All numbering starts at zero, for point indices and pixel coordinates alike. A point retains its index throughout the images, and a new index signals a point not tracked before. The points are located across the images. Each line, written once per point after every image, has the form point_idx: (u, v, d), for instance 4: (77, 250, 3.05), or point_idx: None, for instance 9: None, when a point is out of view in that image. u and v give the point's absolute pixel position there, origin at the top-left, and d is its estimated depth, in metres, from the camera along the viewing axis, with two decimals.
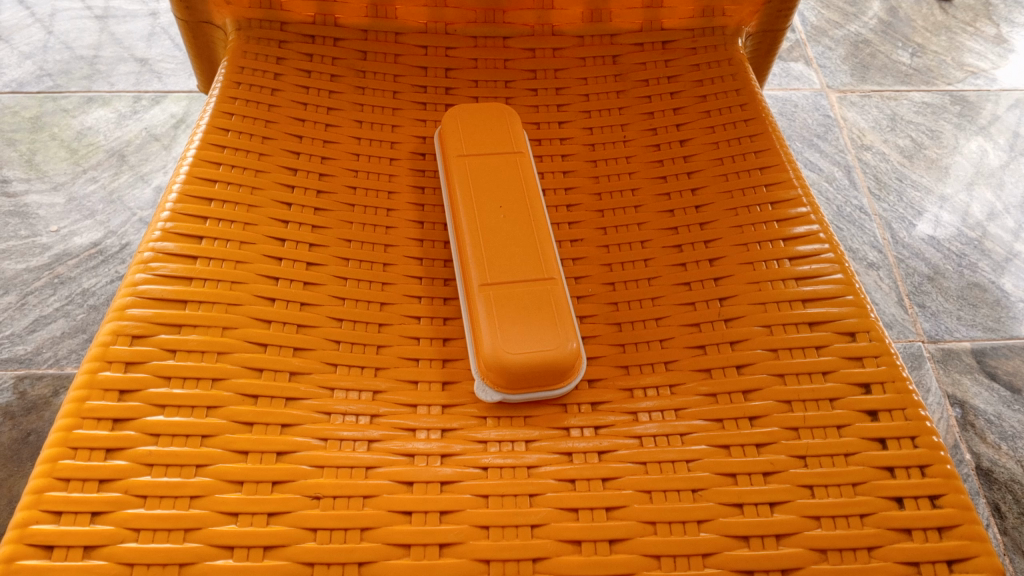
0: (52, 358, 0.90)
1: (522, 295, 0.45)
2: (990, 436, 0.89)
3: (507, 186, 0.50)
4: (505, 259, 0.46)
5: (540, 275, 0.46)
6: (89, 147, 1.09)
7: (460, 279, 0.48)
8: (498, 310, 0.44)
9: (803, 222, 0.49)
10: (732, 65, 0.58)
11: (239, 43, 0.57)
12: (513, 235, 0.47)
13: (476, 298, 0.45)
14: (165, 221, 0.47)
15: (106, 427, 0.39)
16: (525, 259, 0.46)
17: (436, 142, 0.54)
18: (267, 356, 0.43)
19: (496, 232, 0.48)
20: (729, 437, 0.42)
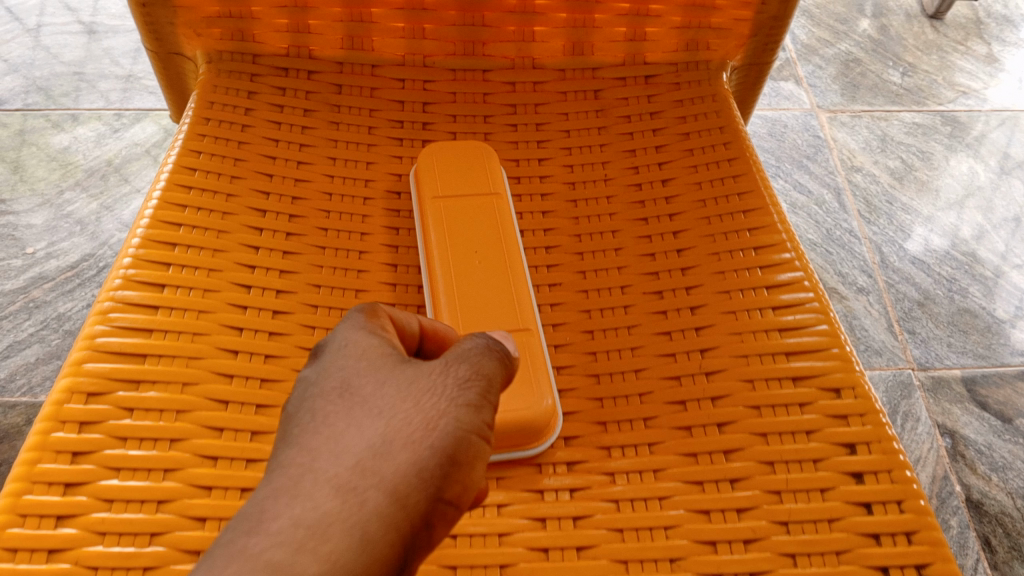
0: (26, 386, 0.88)
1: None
2: (980, 467, 0.88)
3: (485, 231, 0.49)
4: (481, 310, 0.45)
5: (516, 329, 0.45)
6: (68, 165, 1.07)
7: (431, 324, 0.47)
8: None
9: (787, 269, 0.48)
10: (716, 101, 0.56)
11: (209, 76, 0.55)
12: (489, 285, 0.47)
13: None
14: (127, 267, 0.45)
15: (58, 492, 0.38)
16: (501, 311, 0.46)
17: (410, 180, 0.52)
18: (229, 415, 0.41)
19: (471, 283, 0.47)
20: (709, 502, 0.40)
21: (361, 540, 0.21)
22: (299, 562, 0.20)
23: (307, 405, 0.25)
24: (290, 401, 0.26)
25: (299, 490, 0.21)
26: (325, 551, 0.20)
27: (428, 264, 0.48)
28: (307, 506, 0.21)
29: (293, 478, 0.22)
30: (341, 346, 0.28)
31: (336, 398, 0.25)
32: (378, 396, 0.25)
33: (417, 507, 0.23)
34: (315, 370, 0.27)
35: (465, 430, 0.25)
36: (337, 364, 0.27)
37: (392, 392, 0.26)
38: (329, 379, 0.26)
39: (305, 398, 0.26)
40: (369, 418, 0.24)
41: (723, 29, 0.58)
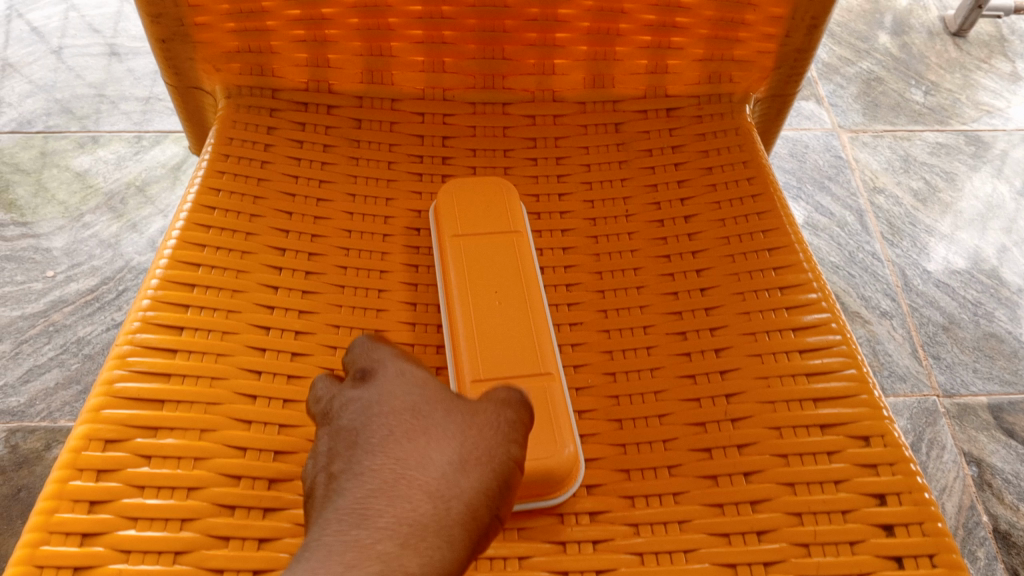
0: (45, 411, 0.89)
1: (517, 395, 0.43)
2: (1008, 497, 0.86)
3: (505, 271, 0.48)
4: (501, 354, 0.45)
5: (537, 374, 0.44)
6: (88, 189, 1.07)
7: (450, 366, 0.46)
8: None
9: (814, 309, 0.47)
10: (739, 135, 0.56)
11: (229, 111, 0.55)
12: (509, 327, 0.46)
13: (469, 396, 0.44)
14: (145, 309, 0.45)
15: (75, 543, 0.37)
16: (521, 354, 0.45)
17: (431, 216, 0.52)
18: (246, 462, 0.41)
19: (491, 324, 0.46)
20: (736, 555, 0.39)
21: (447, 541, 0.29)
22: (408, 552, 0.28)
23: (384, 431, 0.34)
24: (370, 424, 0.34)
25: (399, 499, 0.30)
26: (423, 546, 0.29)
27: (447, 304, 0.47)
28: (405, 510, 0.30)
29: (393, 490, 0.30)
30: (397, 384, 0.37)
31: (412, 426, 0.34)
32: (444, 428, 0.34)
33: (477, 514, 0.31)
34: (381, 402, 0.36)
35: (504, 458, 0.34)
36: (399, 399, 0.36)
37: (448, 425, 0.34)
38: (407, 408, 0.35)
39: (379, 426, 0.34)
40: (433, 447, 0.33)
41: (747, 61, 0.57)
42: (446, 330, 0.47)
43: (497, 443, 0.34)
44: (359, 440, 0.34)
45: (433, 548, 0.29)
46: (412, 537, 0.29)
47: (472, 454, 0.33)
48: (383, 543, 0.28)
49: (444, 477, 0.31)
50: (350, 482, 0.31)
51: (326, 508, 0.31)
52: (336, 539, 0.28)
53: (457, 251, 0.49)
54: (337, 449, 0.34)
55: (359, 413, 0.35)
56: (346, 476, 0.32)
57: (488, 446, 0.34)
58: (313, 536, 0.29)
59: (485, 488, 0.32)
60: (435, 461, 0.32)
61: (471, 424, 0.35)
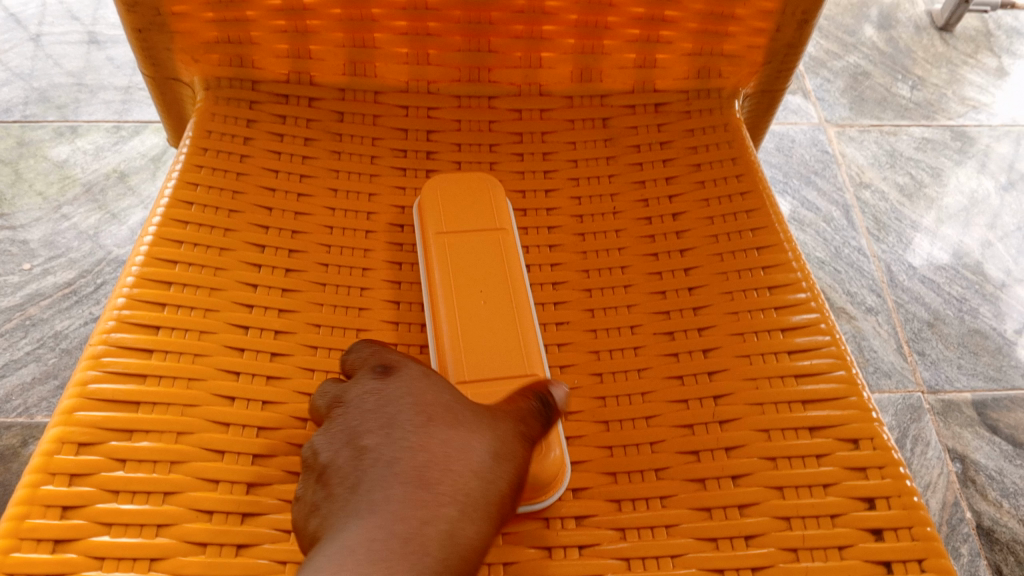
0: (22, 407, 0.87)
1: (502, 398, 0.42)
2: (991, 493, 0.86)
3: (491, 270, 0.47)
4: (485, 354, 0.44)
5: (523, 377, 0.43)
6: (66, 180, 1.05)
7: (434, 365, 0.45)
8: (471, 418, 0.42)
9: (802, 310, 0.47)
10: (729, 131, 0.55)
11: (208, 103, 0.54)
12: (494, 328, 0.45)
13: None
14: (121, 307, 0.43)
15: (46, 550, 0.36)
16: (508, 355, 0.44)
17: (414, 213, 0.51)
18: (224, 466, 0.40)
19: (476, 324, 0.45)
20: (724, 560, 0.39)
21: (492, 513, 0.33)
22: (466, 522, 0.31)
23: (416, 404, 0.36)
24: (409, 397, 0.36)
25: (454, 472, 0.33)
26: (477, 516, 0.32)
27: (431, 302, 0.46)
28: (461, 482, 0.32)
29: (447, 463, 0.33)
30: (416, 365, 0.38)
31: (453, 405, 0.36)
32: (482, 410, 0.36)
33: (512, 488, 0.34)
34: (404, 378, 0.37)
35: (532, 437, 0.36)
36: (421, 378, 0.37)
37: (475, 405, 0.37)
38: (443, 389, 0.37)
39: (409, 398, 0.36)
40: (470, 422, 0.35)
41: (736, 56, 0.56)
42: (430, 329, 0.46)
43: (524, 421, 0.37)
44: (390, 409, 0.35)
45: (484, 518, 0.32)
46: (469, 505, 0.32)
47: (508, 426, 0.35)
48: (446, 508, 0.31)
49: (486, 451, 0.34)
50: (394, 447, 0.33)
51: (371, 471, 0.33)
52: (402, 502, 0.31)
53: (441, 248, 0.48)
54: (363, 416, 0.35)
55: (383, 386, 0.37)
56: (387, 440, 0.34)
57: (519, 423, 0.36)
58: (375, 495, 0.31)
59: (518, 463, 0.35)
60: (476, 434, 0.34)
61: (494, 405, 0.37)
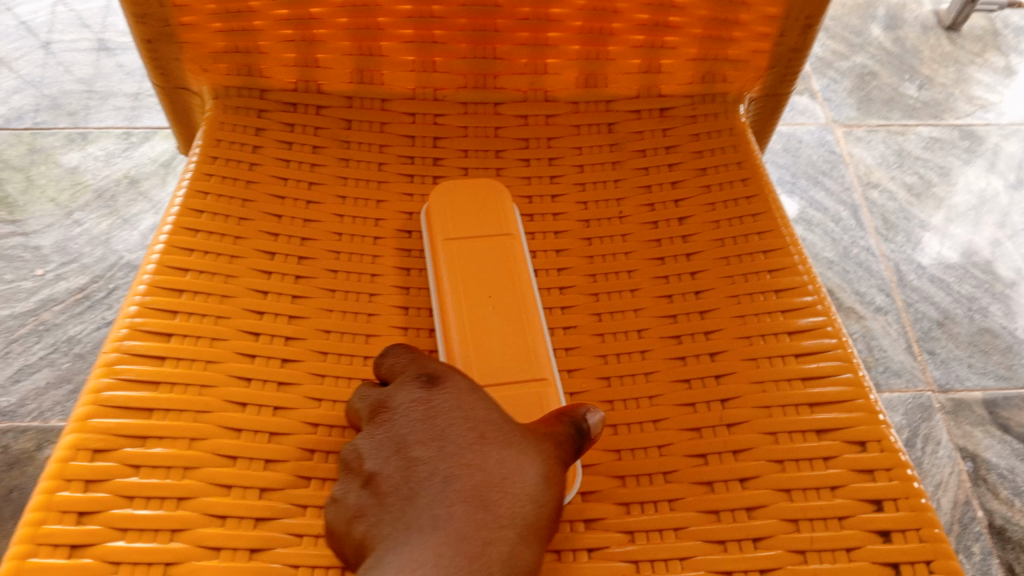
0: (36, 411, 0.88)
1: (512, 404, 0.43)
2: (1002, 492, 0.86)
3: (499, 276, 0.48)
4: (494, 360, 0.44)
5: (533, 383, 0.44)
6: (77, 186, 1.06)
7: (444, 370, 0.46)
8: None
9: (809, 313, 0.47)
10: (734, 134, 0.55)
11: (217, 112, 0.54)
12: (503, 334, 0.45)
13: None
14: (133, 315, 0.44)
15: (63, 555, 0.36)
16: (518, 361, 0.44)
17: (422, 218, 0.51)
18: (236, 471, 0.40)
19: (485, 330, 0.45)
20: (732, 562, 0.39)
21: (541, 535, 0.33)
22: (522, 544, 0.32)
23: (466, 417, 0.36)
24: (460, 411, 0.36)
25: (510, 492, 0.33)
26: (531, 538, 0.33)
27: (440, 309, 0.47)
28: (517, 503, 0.33)
29: (503, 482, 0.33)
30: (459, 376, 0.39)
31: (502, 421, 0.36)
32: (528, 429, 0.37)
33: (555, 509, 0.35)
34: (451, 390, 0.37)
35: (571, 458, 0.37)
36: (468, 390, 0.38)
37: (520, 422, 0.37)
38: (490, 404, 0.37)
39: (458, 411, 0.36)
40: (519, 439, 0.36)
41: (741, 60, 0.56)
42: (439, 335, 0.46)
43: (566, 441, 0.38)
44: (440, 422, 0.36)
45: (536, 541, 0.33)
46: (524, 526, 0.33)
47: (552, 446, 0.36)
48: (506, 529, 0.32)
49: (536, 472, 0.35)
50: (450, 462, 0.34)
51: (428, 485, 0.33)
52: (465, 521, 0.31)
53: (449, 255, 0.48)
54: (412, 428, 0.36)
55: (429, 397, 0.37)
56: (441, 454, 0.34)
57: (560, 445, 0.37)
58: (436, 511, 0.32)
59: (560, 485, 0.36)
60: (526, 453, 0.35)
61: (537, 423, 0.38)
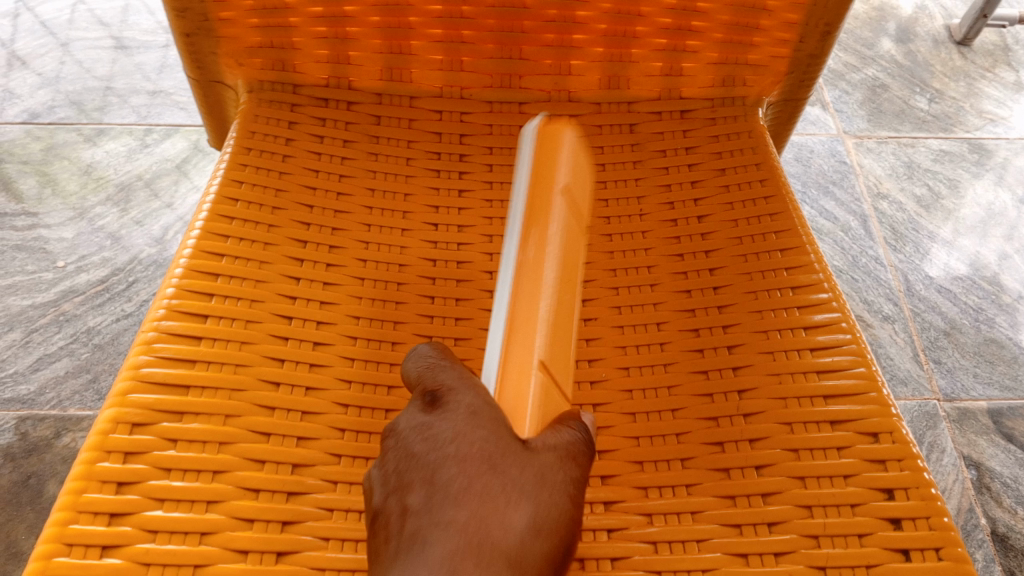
0: (55, 399, 0.90)
1: (553, 408, 0.38)
2: (1006, 500, 0.87)
3: (575, 264, 0.43)
4: (556, 352, 0.39)
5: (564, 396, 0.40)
6: (98, 180, 1.08)
7: (505, 311, 0.38)
8: (526, 418, 0.35)
9: (824, 309, 0.48)
10: (753, 137, 0.57)
11: (251, 105, 0.56)
12: (563, 327, 0.41)
13: (528, 378, 0.36)
14: (170, 297, 0.46)
15: (103, 522, 0.38)
16: (563, 365, 0.40)
17: (522, 146, 0.43)
18: (270, 447, 0.42)
19: (558, 312, 0.40)
20: (748, 545, 0.41)
21: None
22: None
23: (459, 458, 0.31)
24: (454, 450, 0.32)
25: (486, 557, 0.28)
26: None
27: (527, 261, 0.39)
28: (493, 568, 0.28)
29: (480, 543, 0.28)
30: (467, 400, 0.34)
31: (496, 462, 0.31)
32: (524, 474, 0.32)
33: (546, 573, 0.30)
34: (452, 421, 0.33)
35: (567, 506, 0.32)
36: (468, 420, 0.33)
37: (518, 461, 0.32)
38: (489, 440, 0.32)
39: (452, 449, 0.32)
40: (511, 486, 0.31)
41: (760, 65, 0.58)
42: (508, 287, 0.39)
43: (567, 484, 0.33)
44: (433, 462, 0.31)
45: None
46: None
47: (547, 490, 0.32)
48: None
49: (523, 529, 0.30)
50: (431, 516, 0.30)
51: (406, 545, 0.29)
52: None
53: (562, 213, 0.42)
54: (408, 468, 0.32)
55: (429, 429, 0.33)
56: (425, 507, 0.30)
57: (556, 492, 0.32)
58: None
59: (556, 542, 0.31)
60: (514, 505, 0.30)
61: (539, 461, 0.33)
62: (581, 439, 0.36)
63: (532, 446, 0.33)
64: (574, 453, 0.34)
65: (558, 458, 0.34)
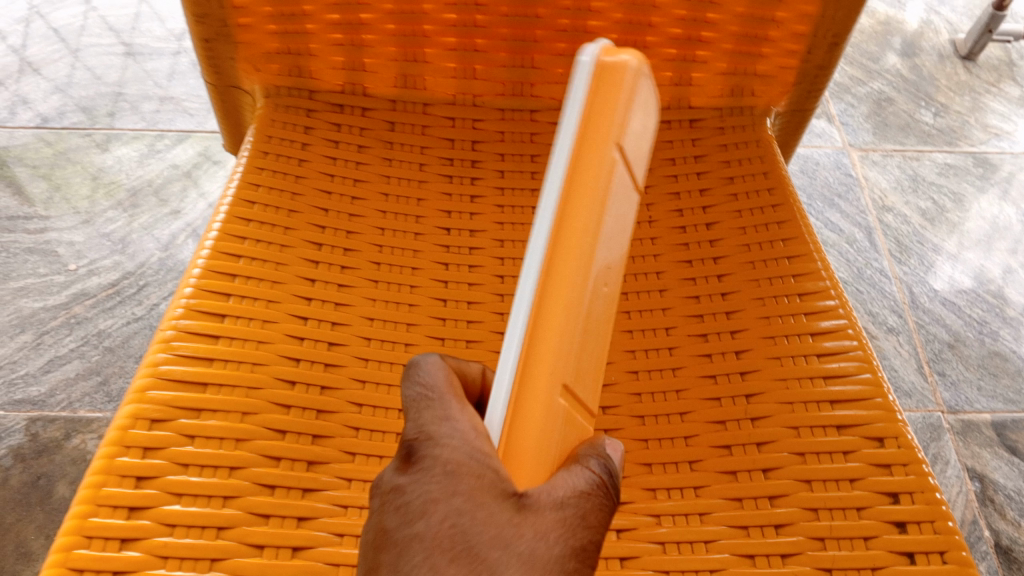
0: (65, 401, 0.91)
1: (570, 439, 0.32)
2: (1009, 513, 0.87)
3: (617, 239, 0.34)
4: (583, 367, 0.32)
5: (585, 411, 0.34)
6: (110, 185, 1.10)
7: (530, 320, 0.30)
8: (534, 470, 0.29)
9: (831, 315, 0.49)
10: (760, 147, 0.58)
11: (268, 111, 0.57)
12: (596, 328, 0.33)
13: (553, 415, 0.29)
14: (188, 296, 0.46)
15: (122, 516, 0.39)
16: (589, 377, 0.33)
17: (571, 89, 0.32)
18: (285, 444, 0.43)
19: (593, 314, 0.32)
20: (754, 547, 0.42)
21: None
22: None
23: (431, 538, 0.27)
24: (428, 527, 0.27)
25: None
26: None
27: (563, 249, 0.30)
28: None
29: None
30: (454, 451, 0.29)
31: (475, 537, 0.27)
32: (509, 553, 0.26)
33: None
34: (433, 487, 0.28)
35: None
36: (449, 481, 0.28)
37: (504, 537, 0.27)
38: (471, 509, 0.27)
39: (426, 526, 0.27)
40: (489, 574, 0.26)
41: (769, 76, 0.59)
42: (535, 285, 0.30)
43: (567, 558, 0.27)
44: (403, 542, 0.27)
45: None
46: None
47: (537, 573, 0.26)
48: None
49: None
50: None
51: None
52: None
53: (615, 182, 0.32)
54: (382, 543, 0.28)
55: (406, 491, 0.28)
56: None
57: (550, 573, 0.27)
58: None
59: None
60: None
61: (531, 529, 0.27)
62: (600, 486, 0.30)
63: (523, 506, 0.28)
64: (585, 510, 0.29)
65: (560, 521, 0.28)
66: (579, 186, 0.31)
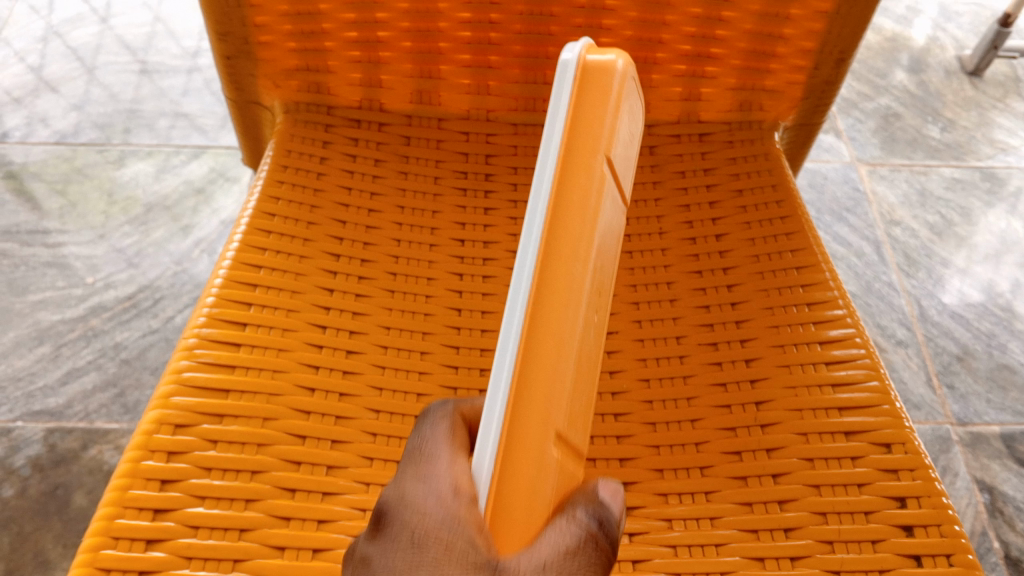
0: (82, 412, 0.92)
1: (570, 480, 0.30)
2: (1019, 525, 0.87)
3: (610, 258, 0.33)
4: (579, 400, 0.31)
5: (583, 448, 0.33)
6: (127, 199, 1.11)
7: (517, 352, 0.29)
8: (523, 522, 0.28)
9: (839, 324, 0.50)
10: (769, 160, 0.59)
11: (287, 126, 0.59)
12: (591, 355, 0.32)
13: (544, 459, 0.28)
14: (210, 305, 0.48)
15: (147, 518, 0.40)
16: (587, 409, 0.32)
17: (553, 103, 0.31)
18: (305, 449, 0.44)
19: (586, 341, 0.31)
20: (764, 549, 0.42)
21: None
22: None
23: None
24: None
25: None
26: None
27: (551, 275, 0.30)
28: None
29: None
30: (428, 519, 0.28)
31: None
32: None
33: None
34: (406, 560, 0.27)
35: None
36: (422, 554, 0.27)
37: None
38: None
39: None
40: None
41: (777, 91, 0.60)
42: (524, 314, 0.29)
43: None
44: None
45: None
46: None
47: None
48: None
49: None
50: None
51: None
52: None
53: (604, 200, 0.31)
54: None
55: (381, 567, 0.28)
56: None
57: None
58: None
59: None
60: None
61: None
62: (589, 539, 0.28)
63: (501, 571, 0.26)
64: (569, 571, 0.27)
65: None
66: (566, 200, 0.30)
